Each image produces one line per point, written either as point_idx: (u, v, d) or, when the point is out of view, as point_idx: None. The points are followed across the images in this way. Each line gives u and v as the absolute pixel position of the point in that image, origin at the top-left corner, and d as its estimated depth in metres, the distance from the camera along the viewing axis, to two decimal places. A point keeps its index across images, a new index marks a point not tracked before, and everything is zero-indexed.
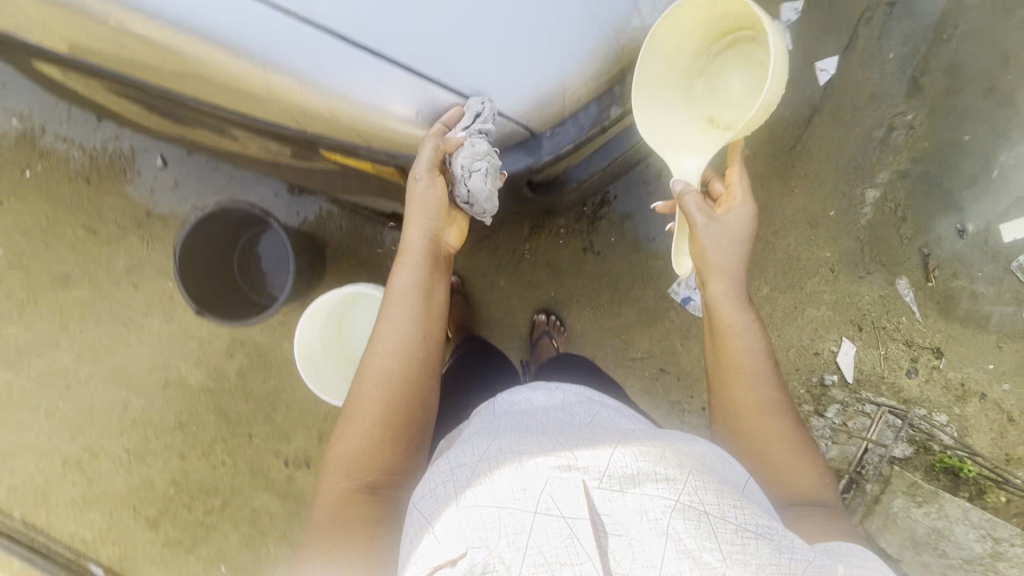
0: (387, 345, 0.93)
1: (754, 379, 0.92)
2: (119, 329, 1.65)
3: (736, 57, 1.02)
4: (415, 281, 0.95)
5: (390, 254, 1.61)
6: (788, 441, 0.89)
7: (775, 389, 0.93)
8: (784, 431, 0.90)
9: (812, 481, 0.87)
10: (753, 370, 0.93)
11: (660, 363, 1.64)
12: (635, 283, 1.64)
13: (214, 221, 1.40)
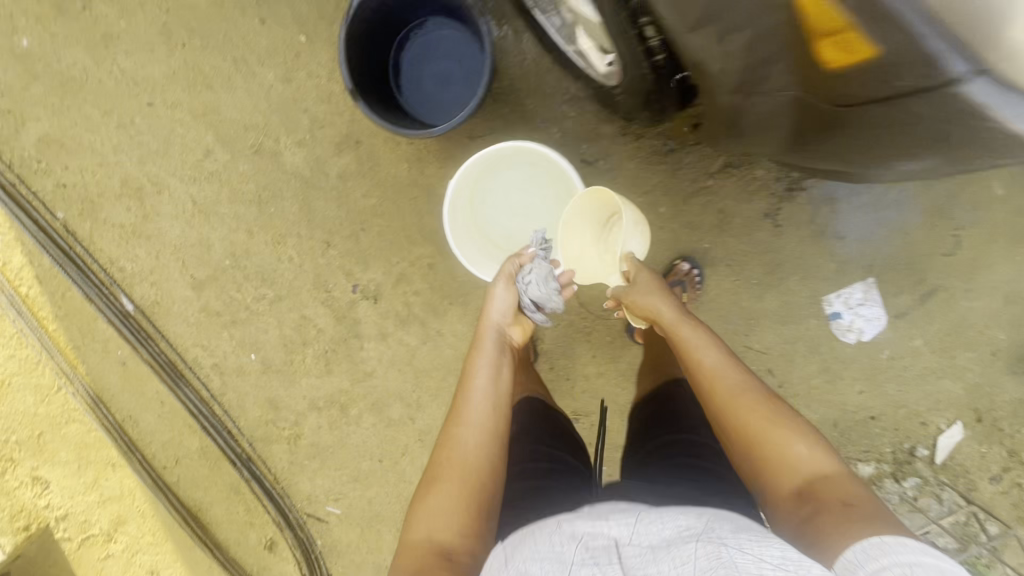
0: (466, 416, 0.93)
1: (746, 414, 0.89)
2: (227, 65, 1.39)
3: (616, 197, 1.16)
4: (491, 359, 1.00)
5: (561, 121, 1.34)
6: (787, 454, 0.84)
7: (749, 402, 0.90)
8: (774, 440, 0.86)
9: (837, 485, 0.79)
10: (720, 394, 0.93)
11: (771, 363, 1.49)
12: (794, 274, 1.43)
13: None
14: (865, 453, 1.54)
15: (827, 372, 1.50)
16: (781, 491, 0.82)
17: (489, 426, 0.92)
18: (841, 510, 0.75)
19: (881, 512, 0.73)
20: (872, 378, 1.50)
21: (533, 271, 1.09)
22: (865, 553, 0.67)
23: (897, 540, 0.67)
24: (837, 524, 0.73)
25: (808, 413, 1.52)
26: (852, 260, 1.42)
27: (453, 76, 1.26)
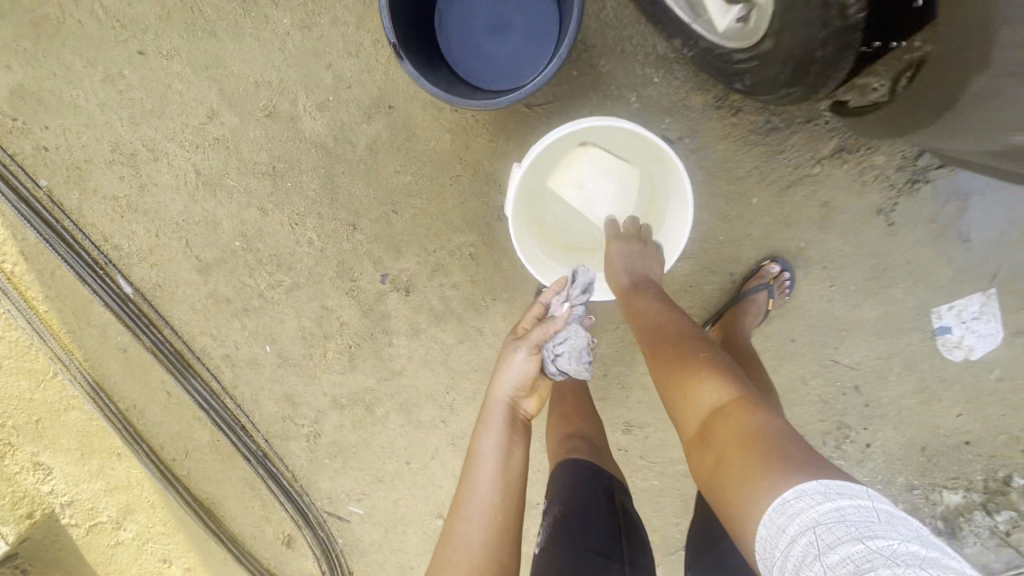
0: (473, 508, 0.83)
1: (690, 394, 0.80)
2: (235, 5, 1.15)
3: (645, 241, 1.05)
4: (500, 440, 0.88)
5: (642, 89, 1.11)
6: (701, 409, 0.78)
7: (664, 363, 0.85)
8: (688, 397, 0.80)
9: (741, 427, 0.71)
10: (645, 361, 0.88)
11: (860, 379, 1.31)
12: (903, 280, 1.22)
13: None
14: (952, 479, 1.37)
15: (923, 391, 1.31)
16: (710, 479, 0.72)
17: (497, 526, 0.82)
18: (737, 456, 0.68)
19: (779, 449, 0.66)
20: (975, 399, 1.31)
21: (566, 342, 0.92)
22: (770, 514, 0.60)
23: (793, 488, 0.59)
24: (735, 473, 0.67)
25: (896, 435, 1.36)
26: (975, 266, 1.20)
27: (517, 30, 1.01)
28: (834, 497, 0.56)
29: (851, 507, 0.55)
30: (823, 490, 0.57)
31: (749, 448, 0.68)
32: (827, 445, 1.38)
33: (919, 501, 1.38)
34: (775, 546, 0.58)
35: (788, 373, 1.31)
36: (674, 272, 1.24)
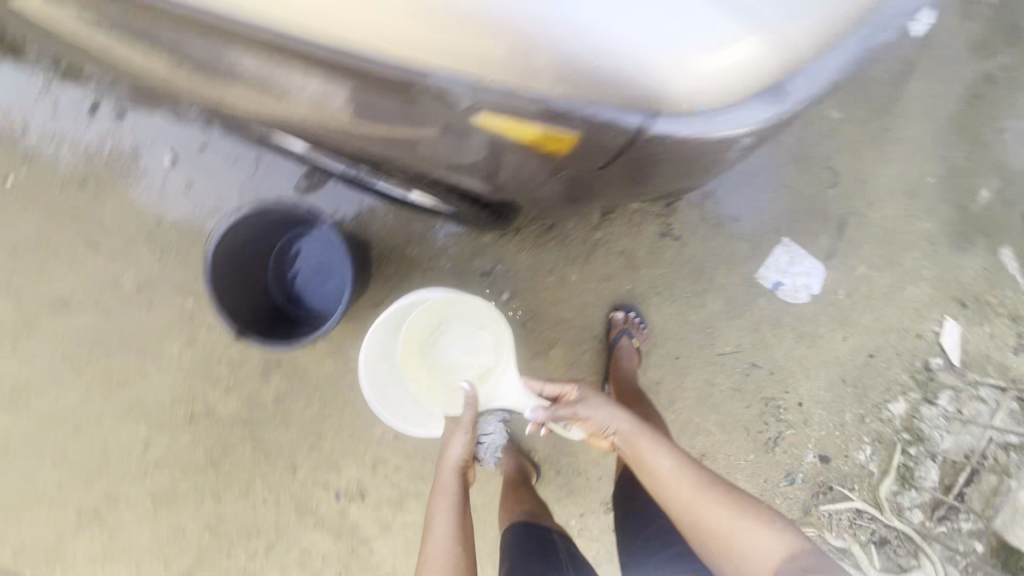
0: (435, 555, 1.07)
1: (721, 523, 1.06)
2: (133, 356, 1.43)
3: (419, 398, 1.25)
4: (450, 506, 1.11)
5: (447, 253, 1.42)
6: (751, 533, 1.05)
7: (710, 497, 1.08)
8: (736, 522, 1.06)
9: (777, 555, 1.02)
10: (685, 497, 1.09)
11: (749, 356, 1.48)
12: (719, 269, 1.47)
13: (235, 232, 1.13)
14: (887, 392, 1.48)
15: (803, 336, 1.49)
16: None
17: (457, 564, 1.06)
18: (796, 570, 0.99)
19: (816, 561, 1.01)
20: (845, 319, 1.49)
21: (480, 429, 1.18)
22: None
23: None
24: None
25: (813, 381, 1.49)
26: (761, 231, 1.47)
27: (330, 265, 1.32)
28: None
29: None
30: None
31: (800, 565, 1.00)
32: (769, 422, 1.49)
33: (875, 426, 1.47)
34: None
35: (693, 383, 1.48)
36: (553, 359, 1.46)
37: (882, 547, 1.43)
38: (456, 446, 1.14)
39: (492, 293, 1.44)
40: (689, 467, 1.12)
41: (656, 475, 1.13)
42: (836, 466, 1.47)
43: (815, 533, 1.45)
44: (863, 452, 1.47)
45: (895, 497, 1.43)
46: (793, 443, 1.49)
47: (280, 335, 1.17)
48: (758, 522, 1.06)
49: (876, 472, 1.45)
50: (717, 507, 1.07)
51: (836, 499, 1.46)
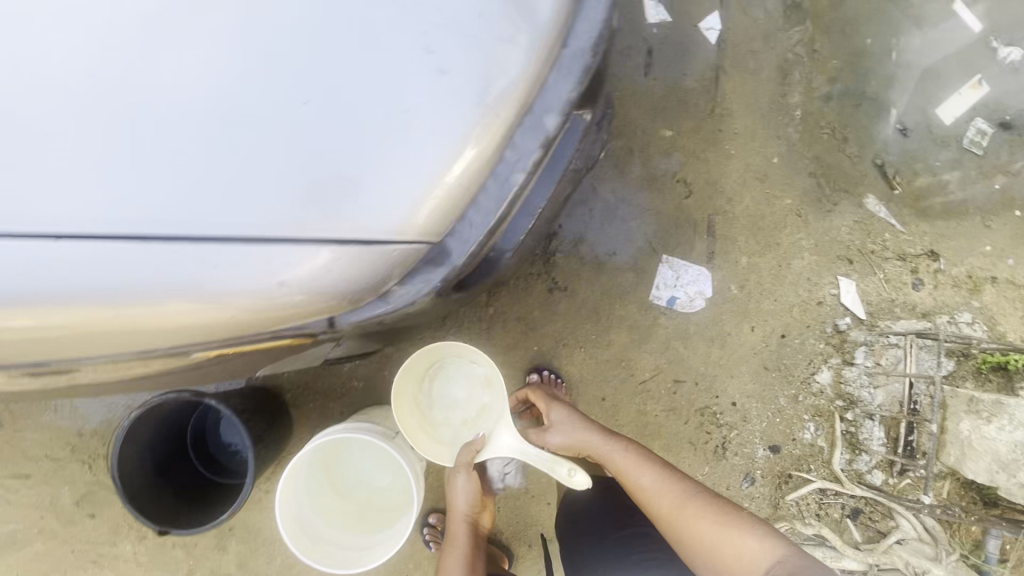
0: None
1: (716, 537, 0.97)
2: (91, 570, 1.45)
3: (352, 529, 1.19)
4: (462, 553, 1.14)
5: (356, 374, 1.47)
6: (745, 547, 0.96)
7: (697, 512, 1.00)
8: (725, 536, 0.97)
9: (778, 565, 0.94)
10: (672, 512, 1.01)
11: (671, 374, 1.52)
12: (613, 304, 1.52)
13: (135, 446, 1.15)
14: (810, 364, 1.52)
15: (714, 339, 1.53)
16: None
17: None
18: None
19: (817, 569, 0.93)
20: (747, 311, 1.54)
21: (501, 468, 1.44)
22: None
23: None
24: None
25: (739, 378, 1.52)
26: (640, 256, 1.54)
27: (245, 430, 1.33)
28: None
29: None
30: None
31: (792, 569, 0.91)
32: (712, 430, 1.51)
33: (810, 402, 1.50)
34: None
35: (626, 417, 1.51)
36: None
37: (857, 517, 1.43)
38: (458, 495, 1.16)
39: None
40: (673, 483, 1.05)
41: (641, 495, 1.05)
42: (788, 452, 1.49)
43: (790, 525, 1.44)
44: (808, 430, 1.49)
45: (850, 466, 1.45)
46: (741, 443, 1.51)
47: (211, 518, 1.19)
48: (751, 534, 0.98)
49: (826, 446, 1.47)
50: (706, 522, 0.99)
51: (798, 485, 1.47)
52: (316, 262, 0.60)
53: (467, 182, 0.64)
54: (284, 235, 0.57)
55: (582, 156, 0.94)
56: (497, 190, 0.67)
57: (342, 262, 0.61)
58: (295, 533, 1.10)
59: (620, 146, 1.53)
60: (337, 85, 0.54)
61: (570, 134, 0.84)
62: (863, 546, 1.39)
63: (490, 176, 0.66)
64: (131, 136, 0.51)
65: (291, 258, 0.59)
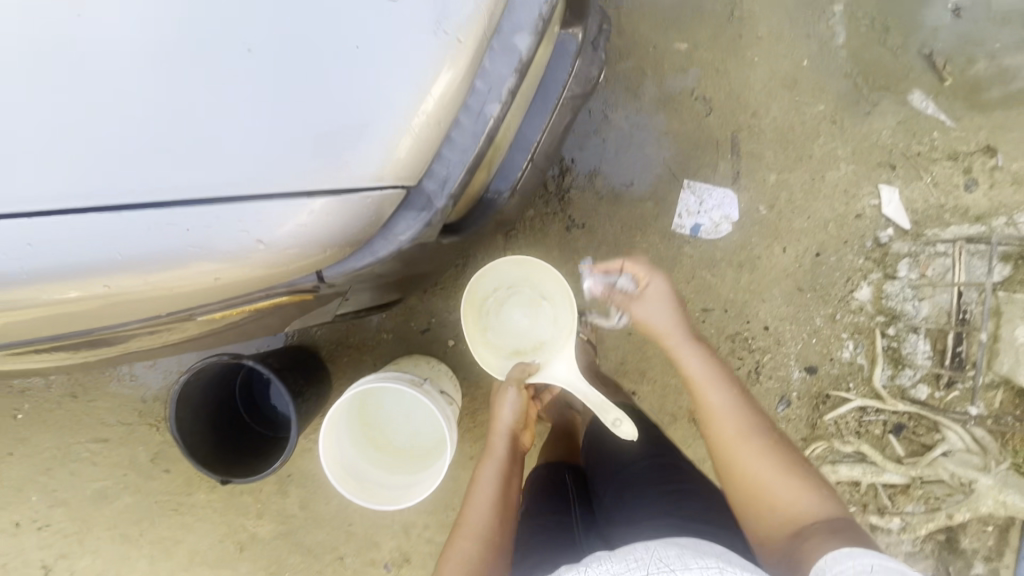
0: (475, 516, 0.97)
1: (761, 472, 0.91)
2: (174, 516, 1.63)
3: (392, 463, 1.27)
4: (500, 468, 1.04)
5: (385, 327, 1.52)
6: (787, 489, 0.89)
7: (752, 446, 0.94)
8: (772, 473, 0.91)
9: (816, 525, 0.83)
10: (725, 435, 0.96)
11: (698, 303, 1.48)
12: (634, 237, 1.48)
13: (188, 408, 1.23)
14: (849, 282, 1.44)
15: (742, 264, 1.47)
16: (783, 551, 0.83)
17: (503, 521, 0.98)
18: (821, 530, 0.81)
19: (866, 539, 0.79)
20: (777, 232, 1.46)
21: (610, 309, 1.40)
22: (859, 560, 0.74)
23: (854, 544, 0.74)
24: (814, 537, 0.80)
25: (770, 302, 1.47)
26: (659, 184, 1.47)
27: None
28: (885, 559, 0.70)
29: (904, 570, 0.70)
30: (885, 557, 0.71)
31: (827, 524, 0.81)
32: (744, 356, 1.48)
33: (849, 320, 1.43)
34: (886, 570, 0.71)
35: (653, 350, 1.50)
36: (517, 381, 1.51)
37: (900, 432, 1.39)
38: (506, 407, 1.10)
39: (439, 345, 1.52)
40: (741, 413, 0.98)
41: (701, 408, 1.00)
42: (825, 372, 1.45)
43: (828, 444, 1.42)
44: (846, 348, 1.43)
45: (893, 381, 1.39)
46: (775, 366, 1.47)
47: (268, 465, 1.29)
48: (801, 483, 0.89)
49: (866, 364, 1.42)
50: (756, 456, 0.92)
51: (837, 404, 1.43)
52: (294, 217, 0.58)
53: (439, 116, 0.60)
54: (255, 191, 0.56)
55: (579, 84, 0.88)
56: (473, 123, 0.62)
57: (319, 213, 0.59)
58: (344, 477, 1.19)
59: (631, 66, 1.43)
60: (282, 30, 0.53)
61: (556, 57, 0.78)
62: (906, 460, 1.36)
63: (463, 109, 0.62)
64: (89, 110, 0.51)
65: (267, 216, 0.57)
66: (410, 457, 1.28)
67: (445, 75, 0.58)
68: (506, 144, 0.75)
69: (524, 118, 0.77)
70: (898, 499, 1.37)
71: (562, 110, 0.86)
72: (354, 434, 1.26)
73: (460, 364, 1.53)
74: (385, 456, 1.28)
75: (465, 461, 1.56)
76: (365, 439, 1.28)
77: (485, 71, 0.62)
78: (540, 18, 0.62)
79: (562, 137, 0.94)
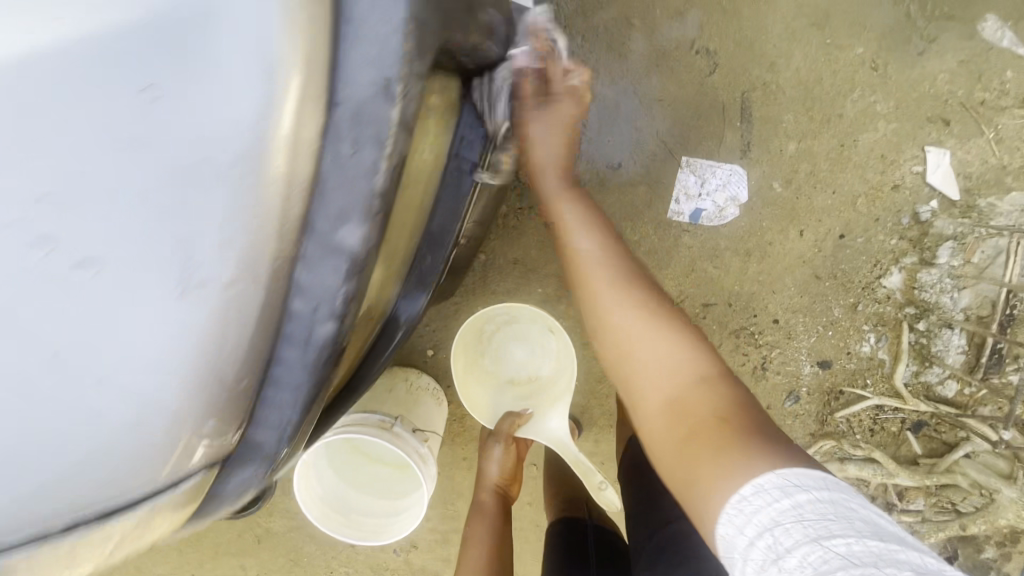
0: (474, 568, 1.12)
1: (641, 342, 0.78)
2: None
3: (378, 492, 1.28)
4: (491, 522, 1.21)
5: None
6: (674, 373, 0.75)
7: (620, 295, 0.81)
8: (656, 353, 0.77)
9: (701, 402, 0.71)
10: (598, 288, 0.83)
11: (698, 300, 1.30)
12: (624, 229, 1.26)
13: None
14: (876, 267, 1.24)
15: (751, 252, 1.27)
16: (665, 433, 0.73)
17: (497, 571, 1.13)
18: (714, 431, 0.67)
19: (779, 447, 0.64)
20: (795, 213, 1.23)
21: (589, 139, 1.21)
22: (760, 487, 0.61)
23: (751, 485, 0.61)
24: (707, 446, 0.67)
25: (782, 293, 1.29)
26: (653, 164, 1.23)
27: None
28: (782, 483, 0.60)
29: (805, 481, 0.60)
30: (779, 474, 0.61)
31: (727, 426, 0.68)
32: (751, 351, 1.33)
33: (872, 310, 1.26)
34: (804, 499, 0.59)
35: None
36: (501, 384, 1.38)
37: (919, 430, 1.28)
38: (494, 463, 1.25)
39: (416, 357, 1.41)
40: (627, 280, 0.83)
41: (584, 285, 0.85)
42: (840, 367, 1.30)
43: (837, 444, 1.32)
44: (867, 342, 1.27)
45: (917, 379, 1.26)
46: (784, 362, 1.33)
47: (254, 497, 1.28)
48: (692, 360, 0.76)
49: (888, 359, 1.27)
50: (629, 317, 0.79)
51: (851, 401, 1.31)
52: (147, 411, 0.37)
53: (248, 335, 0.38)
54: (65, 407, 0.36)
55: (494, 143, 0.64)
56: (304, 356, 0.40)
57: (181, 392, 0.38)
58: (328, 514, 1.20)
59: (613, 18, 1.14)
60: None
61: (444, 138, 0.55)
62: (922, 461, 1.28)
63: (284, 337, 0.39)
64: None
65: (82, 471, 0.37)
66: (395, 488, 1.28)
67: (258, 70, 0.34)
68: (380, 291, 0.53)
69: (406, 243, 0.54)
70: (909, 497, 1.30)
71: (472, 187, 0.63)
72: (338, 466, 1.26)
73: (441, 374, 1.43)
74: (371, 485, 1.29)
75: (458, 463, 1.55)
76: (351, 469, 1.28)
77: (307, 257, 0.38)
78: (377, 182, 0.38)
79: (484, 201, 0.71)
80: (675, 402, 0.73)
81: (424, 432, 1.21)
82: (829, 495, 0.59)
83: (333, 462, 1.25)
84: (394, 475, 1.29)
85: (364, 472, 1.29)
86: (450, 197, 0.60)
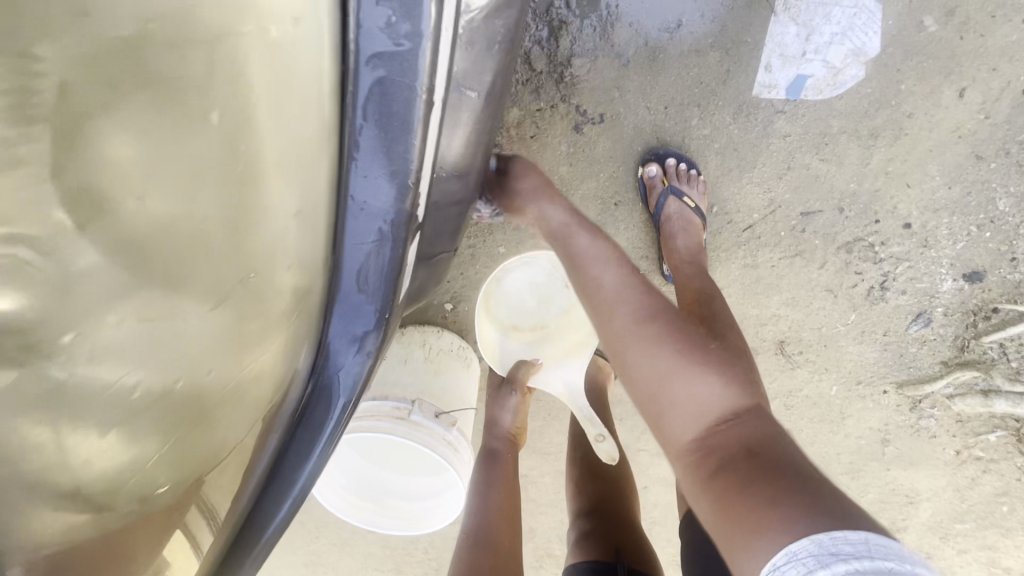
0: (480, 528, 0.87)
1: (677, 408, 0.59)
2: None
3: (407, 476, 1.08)
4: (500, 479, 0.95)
5: None
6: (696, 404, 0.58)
7: (660, 353, 0.60)
8: (675, 384, 0.59)
9: (757, 454, 0.53)
10: (636, 357, 0.61)
11: (796, 207, 0.94)
12: (688, 119, 0.91)
13: None
14: None
15: (879, 131, 0.89)
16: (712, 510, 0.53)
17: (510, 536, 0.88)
18: (754, 478, 0.51)
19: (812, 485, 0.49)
20: (954, 64, 0.85)
21: None
22: (779, 560, 0.44)
23: (782, 552, 0.44)
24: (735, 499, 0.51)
25: (921, 185, 0.92)
26: (730, 18, 0.85)
27: None
28: (818, 551, 0.43)
29: (842, 548, 0.43)
30: (810, 537, 0.44)
31: (757, 466, 0.52)
32: (872, 270, 0.98)
33: None
34: (823, 552, 0.43)
35: (725, 282, 1.00)
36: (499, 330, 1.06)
37: None
38: (507, 412, 1.02)
39: (431, 315, 1.13)
40: (643, 292, 0.64)
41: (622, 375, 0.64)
42: (998, 279, 0.97)
43: (983, 374, 1.02)
44: None
45: None
46: (913, 278, 0.98)
47: None
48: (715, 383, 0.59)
49: None
50: (666, 375, 0.59)
51: (1008, 321, 0.99)
52: None
53: None
54: None
55: (447, 48, 0.33)
56: None
57: None
58: (358, 507, 1.04)
59: None
60: None
61: (290, 88, 0.32)
62: None
63: None
64: None
65: None
66: (426, 471, 1.07)
67: None
68: (256, 382, 0.35)
69: (291, 291, 0.35)
70: None
71: (416, 143, 0.33)
72: (354, 459, 1.04)
73: (463, 333, 1.15)
74: (398, 470, 1.08)
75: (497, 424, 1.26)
76: (367, 461, 1.06)
77: None
78: None
79: (466, 146, 0.43)
80: (723, 467, 0.54)
81: (450, 414, 0.98)
82: (875, 567, 0.41)
83: (343, 461, 1.02)
84: (422, 459, 1.06)
85: (384, 461, 1.06)
86: (369, 176, 0.34)
